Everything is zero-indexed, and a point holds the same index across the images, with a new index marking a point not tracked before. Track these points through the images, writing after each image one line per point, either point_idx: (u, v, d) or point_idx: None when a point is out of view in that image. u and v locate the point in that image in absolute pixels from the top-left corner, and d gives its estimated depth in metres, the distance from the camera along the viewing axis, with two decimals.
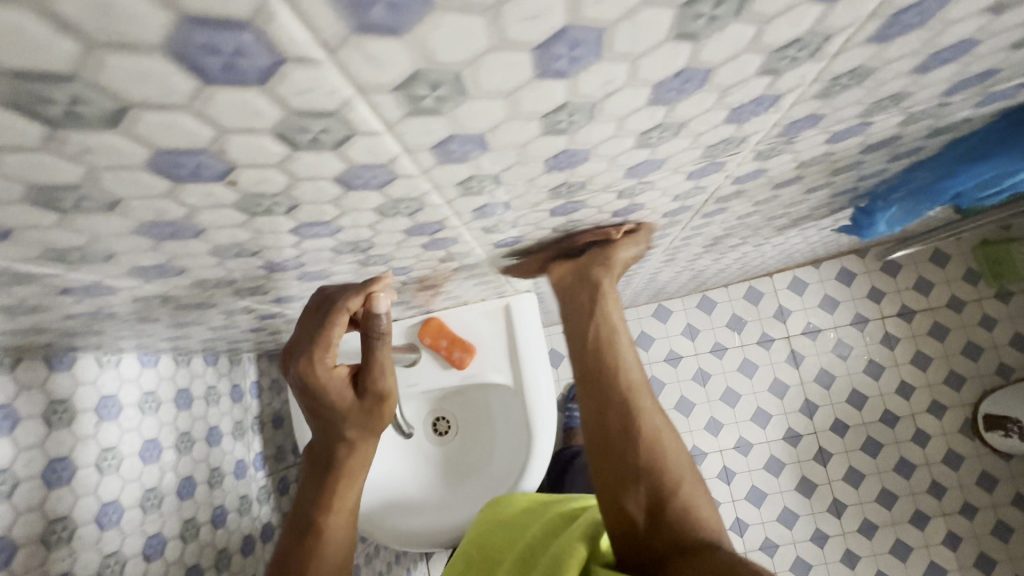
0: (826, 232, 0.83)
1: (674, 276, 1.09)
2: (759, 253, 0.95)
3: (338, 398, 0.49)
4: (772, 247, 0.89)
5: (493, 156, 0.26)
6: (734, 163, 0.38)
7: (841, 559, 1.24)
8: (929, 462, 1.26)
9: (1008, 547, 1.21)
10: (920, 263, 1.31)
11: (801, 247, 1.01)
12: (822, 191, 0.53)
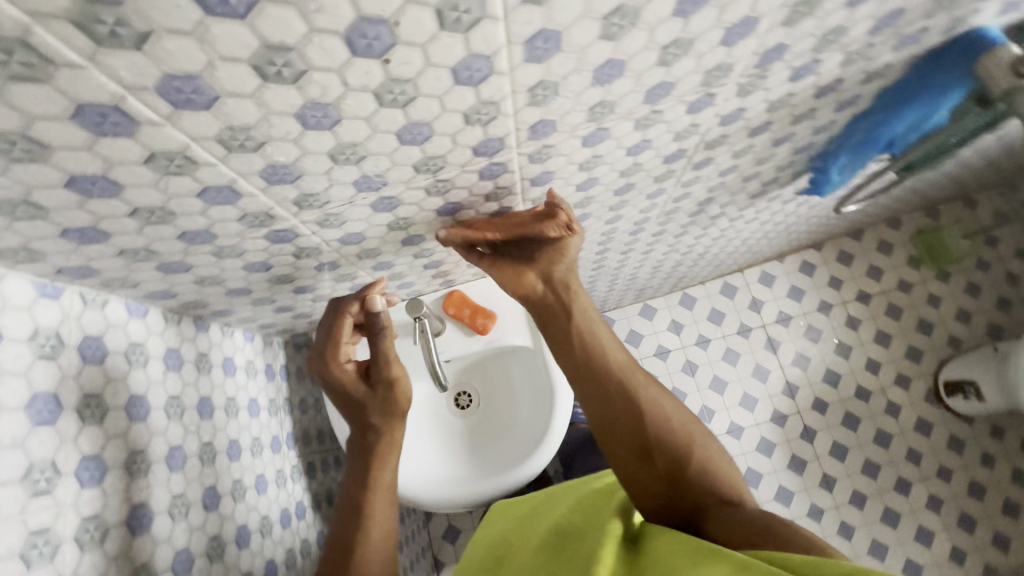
0: (788, 209, 0.96)
1: (661, 268, 1.20)
2: (734, 236, 1.08)
3: (354, 388, 0.61)
4: (745, 227, 1.02)
5: (562, 59, 0.36)
6: (722, 96, 0.48)
7: (839, 532, 1.30)
8: (903, 431, 1.36)
9: (983, 504, 1.31)
10: (870, 252, 1.48)
11: (768, 231, 1.15)
12: (786, 144, 0.65)
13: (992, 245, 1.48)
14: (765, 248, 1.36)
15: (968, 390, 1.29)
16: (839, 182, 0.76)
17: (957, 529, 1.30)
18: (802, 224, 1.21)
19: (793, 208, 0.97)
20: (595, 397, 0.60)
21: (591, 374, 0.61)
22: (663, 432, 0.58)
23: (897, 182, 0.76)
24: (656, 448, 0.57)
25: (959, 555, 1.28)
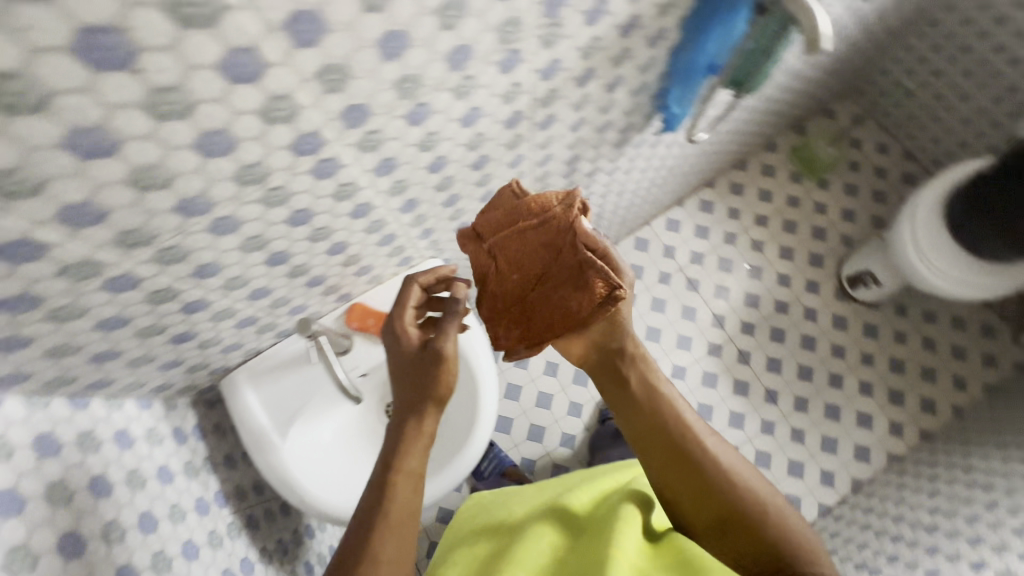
0: (658, 150, 1.02)
1: None
2: (622, 189, 1.13)
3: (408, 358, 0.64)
4: (626, 178, 1.07)
5: (336, 39, 0.36)
6: (528, 51, 0.51)
7: (791, 438, 1.38)
8: (824, 331, 1.47)
9: (905, 376, 1.44)
10: (756, 178, 1.60)
11: (654, 177, 1.21)
12: (620, 89, 0.69)
13: (855, 147, 1.63)
14: (662, 196, 1.43)
15: (867, 279, 1.42)
16: (691, 110, 0.81)
17: (890, 405, 1.42)
18: (684, 164, 1.29)
19: (662, 148, 1.03)
20: (660, 461, 0.67)
21: (661, 442, 0.66)
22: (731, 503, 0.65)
23: (737, 102, 0.81)
24: (726, 515, 0.65)
25: (897, 428, 1.40)
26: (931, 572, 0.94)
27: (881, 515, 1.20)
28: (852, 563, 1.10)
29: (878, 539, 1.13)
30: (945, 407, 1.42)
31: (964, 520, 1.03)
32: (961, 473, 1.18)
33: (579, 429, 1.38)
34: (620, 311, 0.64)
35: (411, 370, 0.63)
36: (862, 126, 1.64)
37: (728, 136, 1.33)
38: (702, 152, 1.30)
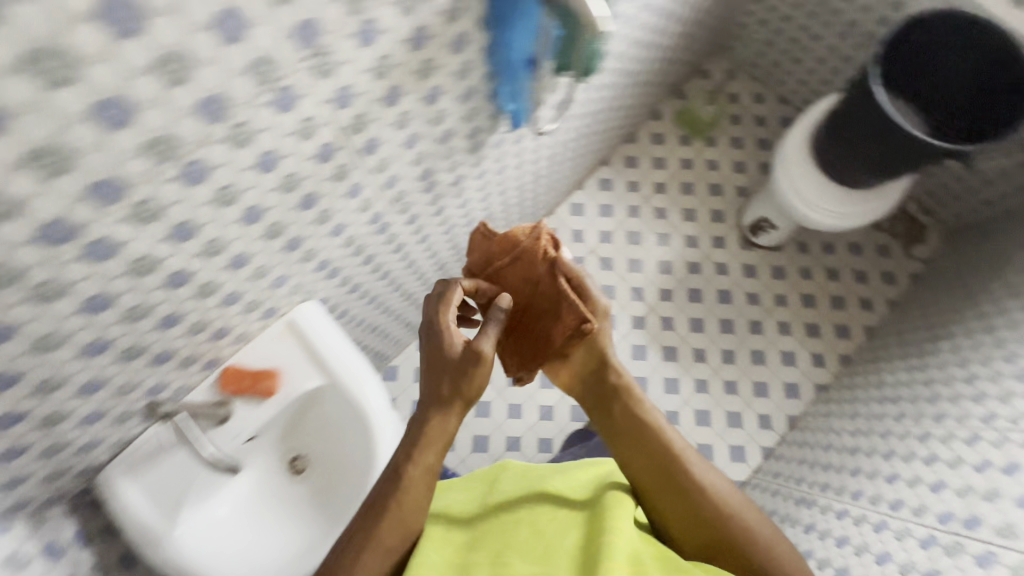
0: (525, 143, 1.02)
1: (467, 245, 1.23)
2: (506, 187, 1.13)
3: (449, 356, 0.73)
4: (503, 176, 1.07)
5: (26, 119, 0.34)
6: (303, 85, 0.48)
7: (725, 390, 1.43)
8: (737, 282, 1.52)
9: (818, 309, 1.51)
10: (648, 148, 1.64)
11: (538, 169, 1.22)
12: (444, 97, 0.68)
13: (734, 101, 1.69)
14: (557, 184, 1.44)
15: (764, 226, 1.48)
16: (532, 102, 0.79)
17: (809, 338, 1.48)
18: (568, 150, 1.30)
19: (530, 141, 1.03)
20: (649, 471, 0.75)
21: (649, 456, 0.76)
22: (717, 515, 0.72)
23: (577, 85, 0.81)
24: (712, 527, 0.72)
25: (819, 359, 1.47)
26: (856, 493, 0.99)
27: (814, 446, 1.25)
28: (793, 499, 1.15)
29: (812, 470, 1.18)
30: (858, 329, 1.50)
31: (878, 435, 1.09)
32: (876, 391, 1.24)
33: (522, 430, 1.37)
34: (597, 338, 0.79)
35: (443, 365, 0.72)
36: (736, 80, 1.71)
37: (605, 114, 1.35)
38: (582, 135, 1.31)
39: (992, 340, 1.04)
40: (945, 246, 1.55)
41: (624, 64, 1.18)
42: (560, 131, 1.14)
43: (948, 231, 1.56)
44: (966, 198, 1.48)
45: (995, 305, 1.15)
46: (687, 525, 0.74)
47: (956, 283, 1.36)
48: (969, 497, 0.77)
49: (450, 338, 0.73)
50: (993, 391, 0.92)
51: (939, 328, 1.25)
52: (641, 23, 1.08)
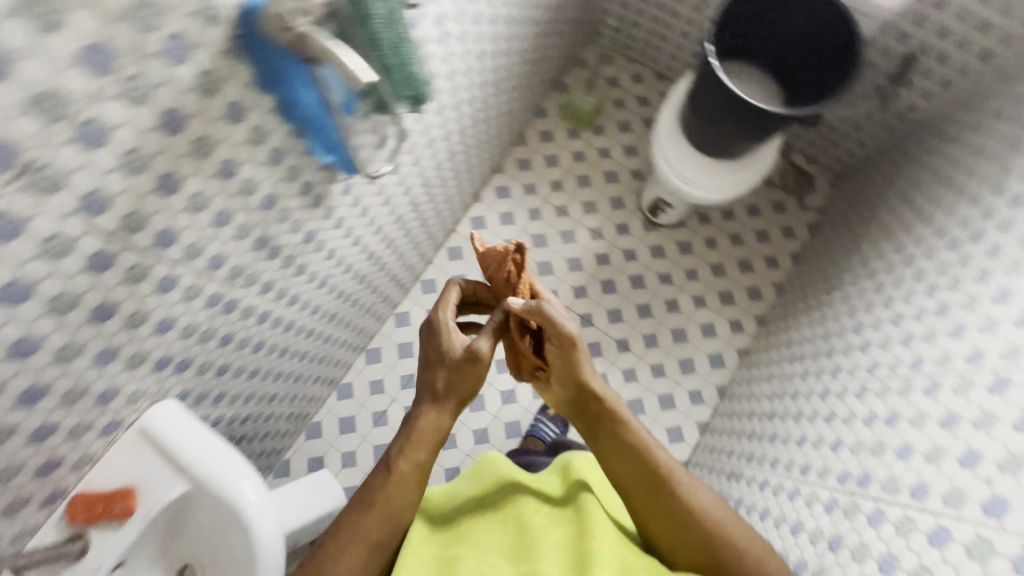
0: (384, 179, 0.98)
1: (359, 287, 1.19)
2: (381, 224, 1.10)
3: (445, 355, 0.85)
4: (372, 216, 1.03)
5: None
6: (22, 207, 0.43)
7: (653, 374, 1.44)
8: (647, 265, 1.53)
9: (728, 275, 1.54)
10: (538, 148, 1.63)
11: (415, 196, 1.18)
12: (244, 166, 0.63)
13: (614, 85, 1.70)
14: (449, 202, 1.41)
15: (662, 205, 1.49)
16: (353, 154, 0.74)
17: (724, 306, 1.51)
18: (446, 170, 1.27)
19: (390, 176, 0.99)
20: (630, 475, 0.80)
21: (629, 460, 0.80)
22: (694, 521, 0.77)
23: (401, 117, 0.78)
24: (689, 530, 0.77)
25: (736, 325, 1.50)
26: (774, 460, 1.00)
27: (740, 415, 1.27)
28: (724, 474, 1.16)
29: (740, 440, 1.20)
30: (768, 287, 1.54)
31: (790, 395, 1.11)
32: (787, 349, 1.27)
33: (460, 458, 1.35)
34: (577, 354, 0.82)
35: (438, 360, 0.85)
36: (614, 64, 1.72)
37: (479, 125, 1.33)
38: (458, 152, 1.29)
39: (874, 285, 1.08)
40: (834, 192, 1.60)
41: (480, 76, 1.16)
42: (426, 156, 1.11)
43: (834, 176, 1.62)
44: (843, 143, 1.53)
45: (874, 248, 1.19)
46: (664, 529, 0.78)
47: (845, 229, 1.41)
48: (860, 453, 0.79)
49: (447, 337, 0.85)
50: (876, 339, 0.95)
51: (834, 277, 1.29)
52: (483, 34, 1.06)
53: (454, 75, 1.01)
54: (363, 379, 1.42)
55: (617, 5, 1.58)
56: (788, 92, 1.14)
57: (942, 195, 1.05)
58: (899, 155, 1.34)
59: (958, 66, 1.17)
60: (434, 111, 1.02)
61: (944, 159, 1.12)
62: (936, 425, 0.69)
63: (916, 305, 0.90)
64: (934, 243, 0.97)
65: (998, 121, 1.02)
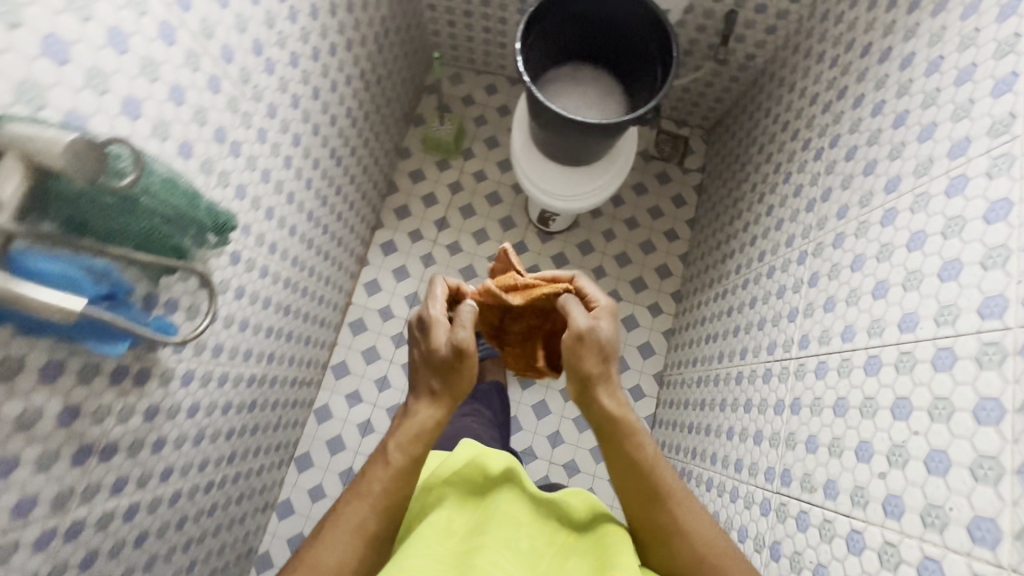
0: (229, 310, 0.89)
1: (256, 412, 1.09)
2: (252, 347, 1.00)
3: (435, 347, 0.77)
4: (233, 347, 0.93)
5: None
6: None
7: None
8: None
9: (634, 261, 1.53)
10: (412, 190, 1.55)
11: (285, 301, 1.09)
12: (7, 404, 0.53)
13: (471, 103, 1.63)
14: (332, 282, 1.32)
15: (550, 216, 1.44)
16: (149, 326, 0.65)
17: (639, 294, 1.50)
18: (314, 257, 1.18)
19: (235, 303, 0.90)
20: (631, 479, 0.74)
21: (632, 463, 0.73)
22: (682, 531, 0.70)
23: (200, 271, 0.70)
24: (678, 539, 0.70)
25: (655, 308, 1.50)
26: (713, 457, 1.00)
27: (678, 404, 1.27)
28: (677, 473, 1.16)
29: (682, 432, 1.20)
30: (675, 262, 1.54)
31: (711, 379, 1.11)
32: (701, 327, 1.27)
33: None
34: (592, 357, 0.76)
35: (427, 349, 0.78)
36: (464, 82, 1.65)
37: (338, 198, 1.24)
38: (321, 235, 1.20)
39: (757, 252, 1.08)
40: (708, 149, 1.61)
41: (313, 157, 1.07)
42: (277, 261, 1.01)
43: (705, 133, 1.63)
44: (702, 102, 1.53)
45: (750, 210, 1.19)
46: (654, 536, 0.71)
47: (724, 189, 1.41)
48: (778, 447, 0.79)
49: (436, 325, 0.78)
50: (768, 315, 0.94)
51: (725, 244, 1.29)
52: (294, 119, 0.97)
53: (272, 174, 0.92)
54: (301, 490, 1.33)
55: (445, 24, 1.50)
56: (621, 81, 1.11)
57: (792, 149, 1.05)
58: (751, 107, 1.35)
59: (775, 12, 1.18)
60: (263, 218, 0.92)
61: (787, 109, 1.13)
62: (831, 413, 0.69)
63: (792, 275, 0.90)
64: (795, 203, 0.97)
65: (820, 65, 1.02)
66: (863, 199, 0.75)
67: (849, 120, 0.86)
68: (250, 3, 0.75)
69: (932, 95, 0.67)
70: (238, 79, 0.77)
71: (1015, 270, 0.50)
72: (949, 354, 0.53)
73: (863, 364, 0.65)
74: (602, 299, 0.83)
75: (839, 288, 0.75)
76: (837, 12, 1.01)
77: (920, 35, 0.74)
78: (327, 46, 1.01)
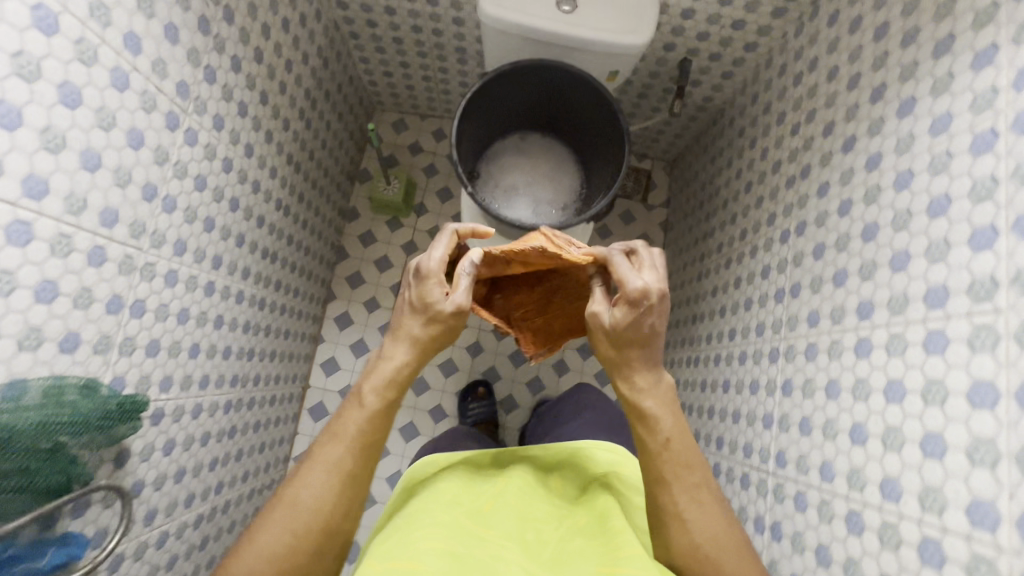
0: (159, 468, 0.80)
1: (211, 545, 1.01)
2: (195, 490, 0.92)
3: (422, 291, 0.66)
4: (172, 502, 0.85)
5: None
6: None
7: None
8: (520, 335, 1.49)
9: None
10: (362, 254, 1.44)
11: (229, 424, 1.01)
12: None
13: (418, 151, 1.49)
14: (283, 376, 1.23)
15: None
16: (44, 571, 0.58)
17: None
18: (259, 363, 1.09)
19: (166, 458, 0.81)
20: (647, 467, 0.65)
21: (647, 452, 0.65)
22: (687, 530, 0.62)
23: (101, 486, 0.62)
24: (679, 534, 0.62)
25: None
26: None
27: None
28: None
29: None
30: None
31: None
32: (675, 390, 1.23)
33: None
34: (607, 337, 0.65)
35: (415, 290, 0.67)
36: (410, 129, 1.50)
37: (280, 293, 1.14)
38: (264, 338, 1.10)
39: (726, 328, 1.03)
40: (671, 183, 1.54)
41: (242, 267, 0.96)
42: (212, 391, 0.92)
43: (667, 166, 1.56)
44: (662, 138, 1.46)
45: (717, 270, 1.13)
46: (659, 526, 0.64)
47: (688, 237, 1.36)
48: None
49: (432, 269, 0.65)
50: (743, 410, 0.89)
51: (692, 302, 1.24)
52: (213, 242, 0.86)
53: (192, 310, 0.82)
54: None
55: (380, 74, 1.35)
56: (573, 146, 1.04)
57: (758, 217, 0.98)
58: (711, 153, 1.27)
59: (731, 60, 1.10)
60: (187, 359, 0.83)
61: (749, 167, 1.05)
62: (814, 558, 0.65)
63: (764, 370, 0.85)
64: (763, 283, 0.92)
65: (781, 128, 0.95)
66: (836, 314, 0.70)
67: (815, 209, 0.80)
68: (132, 151, 0.64)
69: (903, 219, 0.62)
70: (132, 237, 0.67)
71: (1003, 478, 0.46)
72: (936, 549, 0.51)
73: (846, 517, 0.61)
74: (633, 285, 0.61)
75: (816, 414, 0.70)
76: (796, 70, 0.93)
77: (886, 134, 0.67)
78: (242, 150, 0.89)
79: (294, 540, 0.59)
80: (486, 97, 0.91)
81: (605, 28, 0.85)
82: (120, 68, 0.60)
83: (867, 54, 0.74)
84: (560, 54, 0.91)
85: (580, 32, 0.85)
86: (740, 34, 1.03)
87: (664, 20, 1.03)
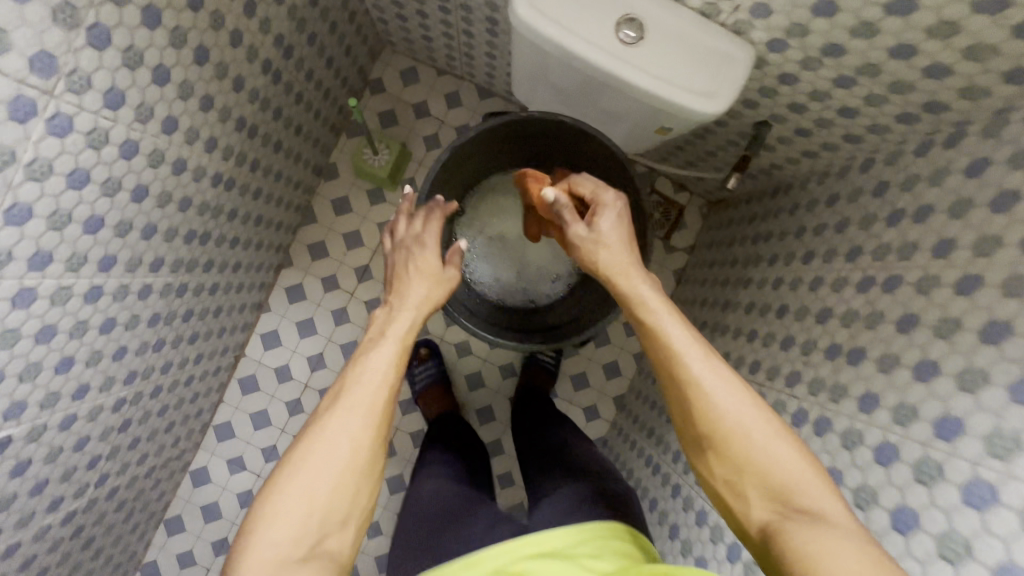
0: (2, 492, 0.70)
1: (68, 551, 0.91)
2: (51, 504, 0.80)
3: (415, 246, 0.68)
4: (21, 516, 0.75)
5: None
6: None
7: (505, 486, 1.29)
8: (487, 356, 1.31)
9: (581, 353, 1.34)
10: (332, 224, 1.28)
11: (116, 424, 0.88)
12: None
13: (424, 115, 1.28)
14: (213, 350, 1.12)
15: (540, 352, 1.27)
16: None
17: (577, 391, 1.34)
18: (174, 349, 0.96)
19: (15, 480, 0.71)
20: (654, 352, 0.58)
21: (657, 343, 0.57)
22: (715, 428, 0.52)
23: None
24: (709, 433, 0.52)
25: (592, 412, 1.34)
26: None
27: None
28: None
29: None
30: (631, 353, 1.34)
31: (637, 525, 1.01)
32: (636, 452, 1.13)
33: None
34: (597, 245, 0.64)
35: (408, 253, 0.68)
36: (421, 82, 1.28)
37: (213, 272, 0.98)
38: (181, 323, 0.95)
39: None
40: (704, 228, 1.31)
41: (154, 258, 0.79)
42: (102, 385, 0.80)
43: (705, 207, 1.32)
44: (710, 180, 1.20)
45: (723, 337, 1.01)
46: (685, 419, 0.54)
47: (697, 291, 1.22)
48: None
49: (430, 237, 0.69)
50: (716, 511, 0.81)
51: None
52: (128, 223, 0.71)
53: (62, 324, 0.67)
54: (166, 555, 1.23)
55: (393, 15, 1.11)
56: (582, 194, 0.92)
57: (784, 307, 0.86)
58: (749, 212, 1.11)
59: (801, 149, 0.88)
60: (55, 368, 0.69)
61: (786, 262, 0.91)
62: None
63: None
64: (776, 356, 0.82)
65: (828, 213, 0.84)
66: (860, 495, 0.62)
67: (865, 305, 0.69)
68: (15, 124, 0.50)
69: (928, 470, 0.56)
70: (5, 224, 0.53)
71: None
72: None
73: None
74: (606, 197, 0.68)
75: None
76: (858, 184, 0.80)
77: (950, 303, 0.59)
78: (157, 125, 0.68)
79: (303, 522, 0.48)
80: (461, 163, 0.86)
81: (645, 69, 0.68)
82: (44, 51, 0.50)
83: (948, 185, 0.63)
84: (593, 82, 0.75)
85: (620, 70, 0.68)
86: (849, 122, 0.76)
87: (754, 78, 0.76)
